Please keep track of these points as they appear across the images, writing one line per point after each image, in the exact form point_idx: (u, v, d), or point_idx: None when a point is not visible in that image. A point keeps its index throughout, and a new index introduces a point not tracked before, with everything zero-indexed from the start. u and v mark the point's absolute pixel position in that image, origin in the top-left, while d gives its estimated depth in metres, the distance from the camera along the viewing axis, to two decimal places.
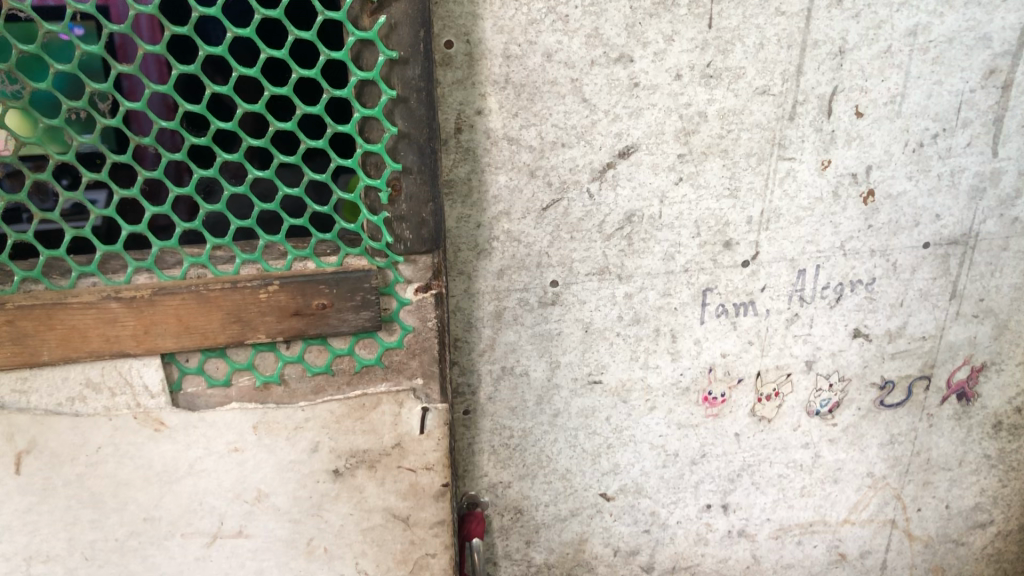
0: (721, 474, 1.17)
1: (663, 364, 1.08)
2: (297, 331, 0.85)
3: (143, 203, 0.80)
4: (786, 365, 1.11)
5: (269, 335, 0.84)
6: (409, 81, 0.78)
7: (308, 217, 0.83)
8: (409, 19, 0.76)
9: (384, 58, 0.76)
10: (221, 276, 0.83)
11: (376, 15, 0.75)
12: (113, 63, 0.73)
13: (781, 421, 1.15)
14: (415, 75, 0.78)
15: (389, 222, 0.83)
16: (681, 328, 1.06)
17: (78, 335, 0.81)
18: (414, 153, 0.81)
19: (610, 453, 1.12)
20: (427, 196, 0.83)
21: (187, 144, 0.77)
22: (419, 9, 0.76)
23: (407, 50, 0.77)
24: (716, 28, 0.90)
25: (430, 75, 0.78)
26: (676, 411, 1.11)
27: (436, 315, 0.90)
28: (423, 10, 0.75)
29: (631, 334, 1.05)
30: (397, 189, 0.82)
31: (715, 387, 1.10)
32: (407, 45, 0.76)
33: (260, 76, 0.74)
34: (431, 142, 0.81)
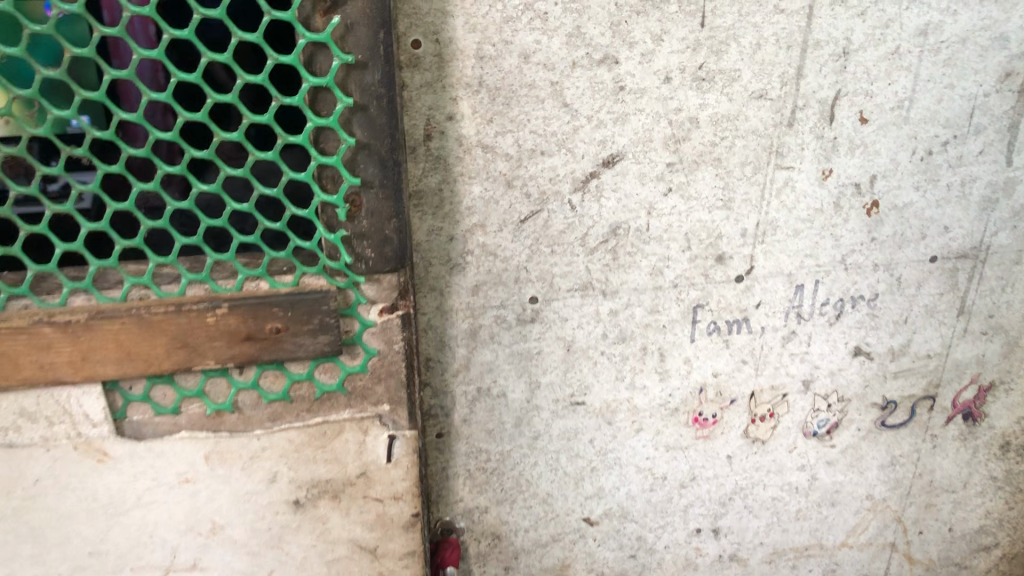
0: (712, 498, 1.11)
1: (651, 383, 1.01)
2: (250, 357, 0.78)
3: (79, 219, 0.73)
4: (781, 385, 1.04)
5: (220, 361, 0.78)
6: (368, 87, 0.70)
7: (260, 234, 0.76)
8: (367, 18, 0.68)
9: (338, 62, 0.68)
10: (166, 297, 0.76)
11: (329, 15, 0.67)
12: (38, 67, 0.65)
13: (776, 442, 1.08)
14: (375, 81, 0.71)
15: (349, 240, 0.76)
16: (670, 346, 0.99)
17: (9, 362, 0.74)
18: (376, 166, 0.74)
19: (594, 476, 1.06)
20: (391, 212, 0.76)
21: (125, 156, 0.70)
22: (378, 7, 0.68)
23: (366, 53, 0.69)
24: (709, 28, 0.83)
25: (393, 81, 0.71)
26: (664, 433, 1.05)
27: (403, 337, 0.83)
28: (382, 9, 0.68)
29: (617, 353, 0.98)
30: (357, 204, 0.75)
31: (706, 408, 1.04)
32: (365, 47, 0.69)
33: (201, 82, 0.66)
34: (393, 153, 0.73)
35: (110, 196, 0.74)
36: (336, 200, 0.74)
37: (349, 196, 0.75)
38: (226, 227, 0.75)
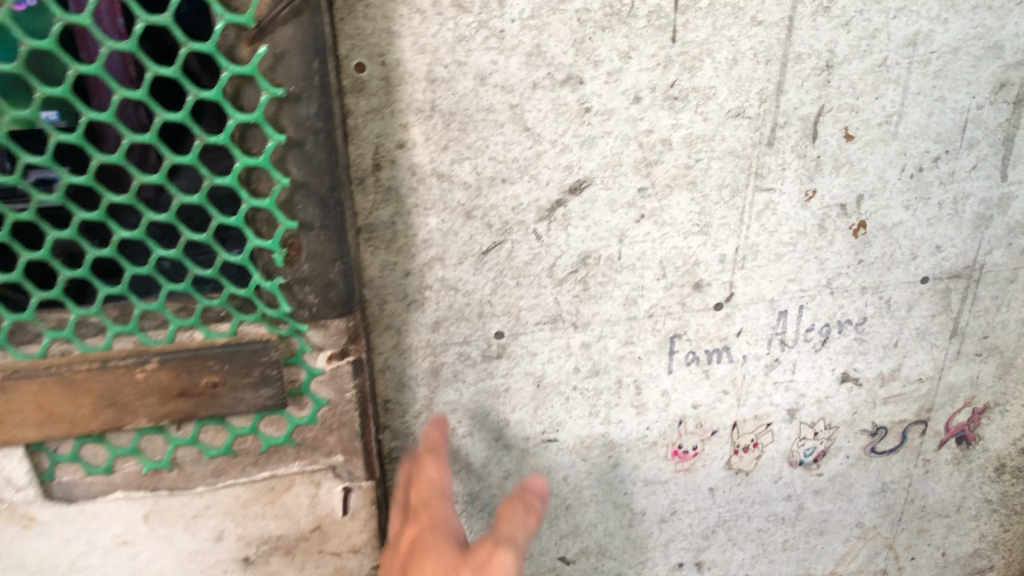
0: (694, 532, 1.05)
1: (627, 417, 0.95)
2: (185, 414, 0.71)
3: None
4: (765, 415, 0.98)
5: (152, 420, 0.71)
6: (303, 121, 0.64)
7: (191, 282, 0.69)
8: (298, 46, 0.61)
9: (268, 96, 0.62)
10: (90, 353, 0.69)
11: (255, 45, 0.60)
12: None
13: (760, 473, 1.03)
14: (311, 114, 0.64)
15: (289, 286, 0.70)
16: (646, 378, 0.93)
17: None
18: (315, 206, 0.67)
19: (569, 515, 0.99)
20: (334, 255, 0.69)
21: (33, 202, 0.63)
22: (311, 35, 0.61)
23: (298, 84, 0.62)
24: (681, 43, 0.76)
25: (331, 113, 0.64)
26: (643, 467, 0.99)
27: (355, 385, 0.77)
28: (315, 36, 0.61)
29: (590, 387, 0.92)
30: (296, 248, 0.68)
31: (686, 440, 0.98)
32: (297, 79, 0.62)
33: (113, 121, 0.60)
34: (334, 192, 0.67)
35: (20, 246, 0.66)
36: (272, 245, 0.67)
37: (287, 239, 0.68)
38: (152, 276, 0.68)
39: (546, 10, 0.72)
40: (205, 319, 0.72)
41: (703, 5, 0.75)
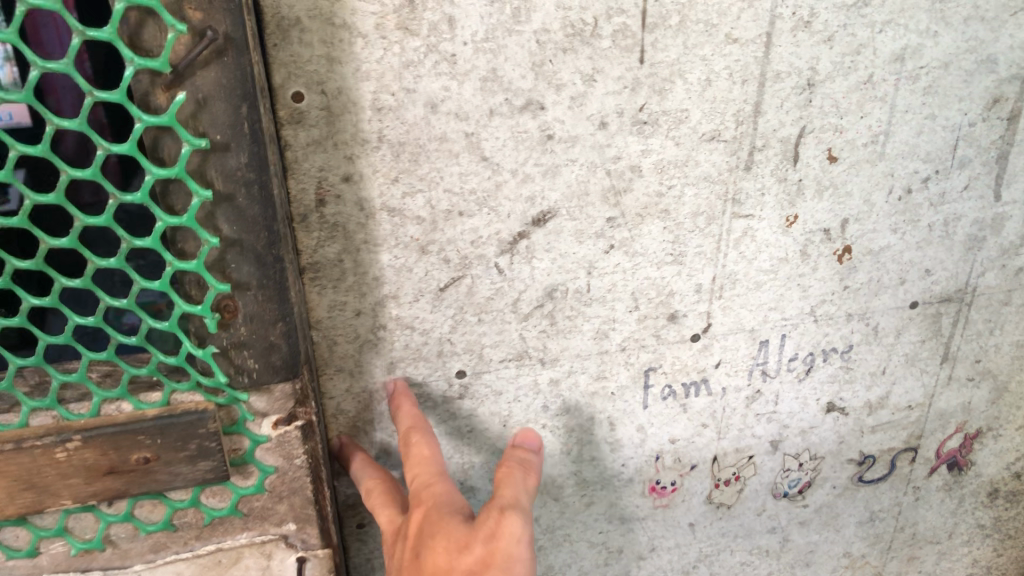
0: (674, 568, 1.00)
1: (601, 454, 0.89)
2: (115, 493, 0.65)
3: None
4: (746, 447, 0.93)
5: (78, 499, 0.65)
6: (233, 172, 0.58)
7: (113, 352, 0.62)
8: (223, 91, 0.55)
9: (190, 147, 0.56)
10: (4, 432, 0.63)
11: (173, 90, 0.54)
12: None
13: (742, 506, 0.98)
14: (241, 164, 0.58)
15: (225, 353, 0.64)
16: (621, 414, 0.88)
17: None
18: (251, 265, 0.61)
19: (542, 555, 0.94)
20: (274, 315, 0.63)
21: None
22: (238, 78, 0.55)
23: (226, 132, 0.57)
24: (650, 64, 0.70)
25: (264, 163, 0.58)
26: (619, 504, 0.93)
27: (306, 450, 0.72)
28: (243, 79, 0.55)
29: (561, 425, 0.86)
30: (232, 311, 0.63)
31: (664, 476, 0.93)
32: (224, 126, 0.56)
33: (11, 181, 0.53)
34: (271, 246, 0.61)
35: None
36: (202, 311, 0.61)
37: (220, 302, 0.62)
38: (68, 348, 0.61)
39: (501, 32, 0.66)
40: (133, 390, 0.66)
41: (672, 22, 0.69)
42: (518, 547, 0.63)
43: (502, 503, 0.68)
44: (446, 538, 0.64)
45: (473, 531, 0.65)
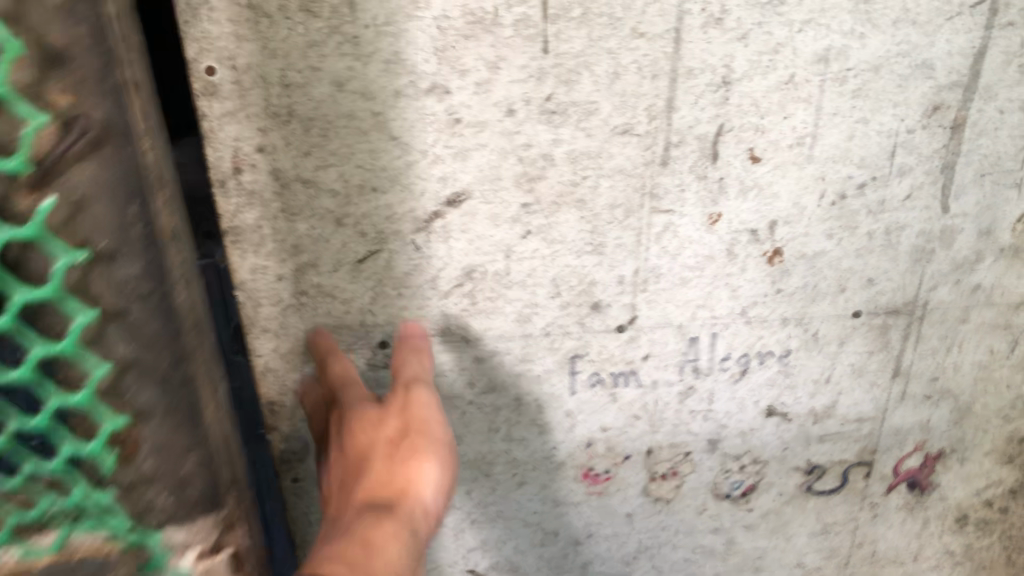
0: (613, 557, 1.01)
1: (531, 436, 0.91)
2: None
3: None
4: (682, 444, 0.93)
5: None
6: (124, 285, 0.46)
7: None
8: (104, 191, 0.44)
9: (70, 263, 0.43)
10: None
11: (41, 194, 0.41)
12: None
13: (682, 503, 0.98)
14: (130, 275, 0.47)
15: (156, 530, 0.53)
16: (549, 398, 0.89)
17: None
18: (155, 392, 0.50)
19: (476, 530, 0.97)
20: (185, 444, 0.53)
21: None
22: (117, 175, 0.45)
23: (111, 235, 0.45)
24: (555, 54, 0.72)
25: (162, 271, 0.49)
26: (553, 488, 0.95)
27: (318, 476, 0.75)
28: (118, 168, 0.45)
29: (487, 404, 0.89)
30: (134, 443, 0.49)
31: (597, 464, 0.94)
32: (111, 229, 0.45)
33: None
34: (176, 339, 0.51)
35: None
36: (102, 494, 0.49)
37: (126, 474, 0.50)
38: None
39: (401, 17, 0.69)
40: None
41: (574, 14, 0.70)
42: (426, 410, 0.74)
43: (406, 380, 0.78)
44: (367, 422, 0.74)
45: (387, 412, 0.75)
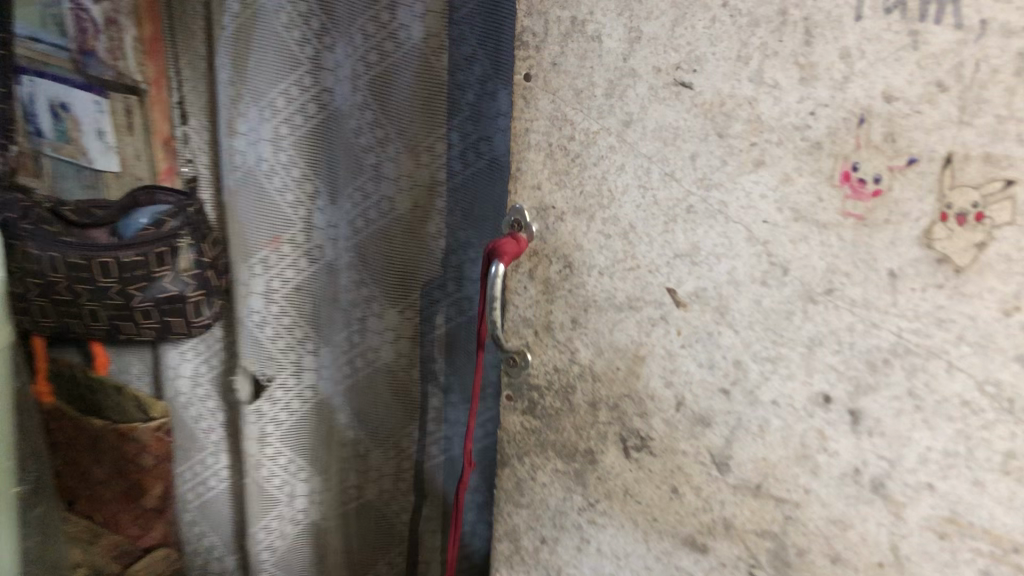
0: (854, 351, 0.68)
1: (785, 85, 0.67)
2: None
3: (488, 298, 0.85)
4: (1001, 161, 0.59)
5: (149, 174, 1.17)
6: (579, 298, 0.84)
7: (497, 326, 0.87)
8: (564, 264, 0.84)
9: (580, 267, 0.83)
10: (508, 333, 0.90)
11: (544, 292, 0.87)
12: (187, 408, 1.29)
13: (979, 280, 0.62)
14: (601, 309, 0.83)
15: (546, 389, 0.90)
16: (823, 20, 0.64)
17: None
18: (552, 348, 0.88)
19: (689, 223, 0.75)
20: (568, 396, 0.88)
21: (508, 325, 0.90)
22: (602, 268, 0.82)
23: (604, 298, 0.82)
24: None
25: (603, 324, 0.83)
26: (794, 185, 0.68)
27: (512, 411, 0.93)
28: (618, 307, 0.82)
29: (743, 13, 0.68)
30: (561, 380, 0.88)
31: (865, 158, 0.65)
32: (567, 309, 0.85)
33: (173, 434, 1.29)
34: (578, 359, 0.86)
35: (510, 324, 0.90)
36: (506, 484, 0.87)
37: (538, 363, 0.89)
38: (495, 324, 0.87)
39: None
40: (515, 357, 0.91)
41: None
42: None
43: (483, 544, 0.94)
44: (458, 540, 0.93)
45: None
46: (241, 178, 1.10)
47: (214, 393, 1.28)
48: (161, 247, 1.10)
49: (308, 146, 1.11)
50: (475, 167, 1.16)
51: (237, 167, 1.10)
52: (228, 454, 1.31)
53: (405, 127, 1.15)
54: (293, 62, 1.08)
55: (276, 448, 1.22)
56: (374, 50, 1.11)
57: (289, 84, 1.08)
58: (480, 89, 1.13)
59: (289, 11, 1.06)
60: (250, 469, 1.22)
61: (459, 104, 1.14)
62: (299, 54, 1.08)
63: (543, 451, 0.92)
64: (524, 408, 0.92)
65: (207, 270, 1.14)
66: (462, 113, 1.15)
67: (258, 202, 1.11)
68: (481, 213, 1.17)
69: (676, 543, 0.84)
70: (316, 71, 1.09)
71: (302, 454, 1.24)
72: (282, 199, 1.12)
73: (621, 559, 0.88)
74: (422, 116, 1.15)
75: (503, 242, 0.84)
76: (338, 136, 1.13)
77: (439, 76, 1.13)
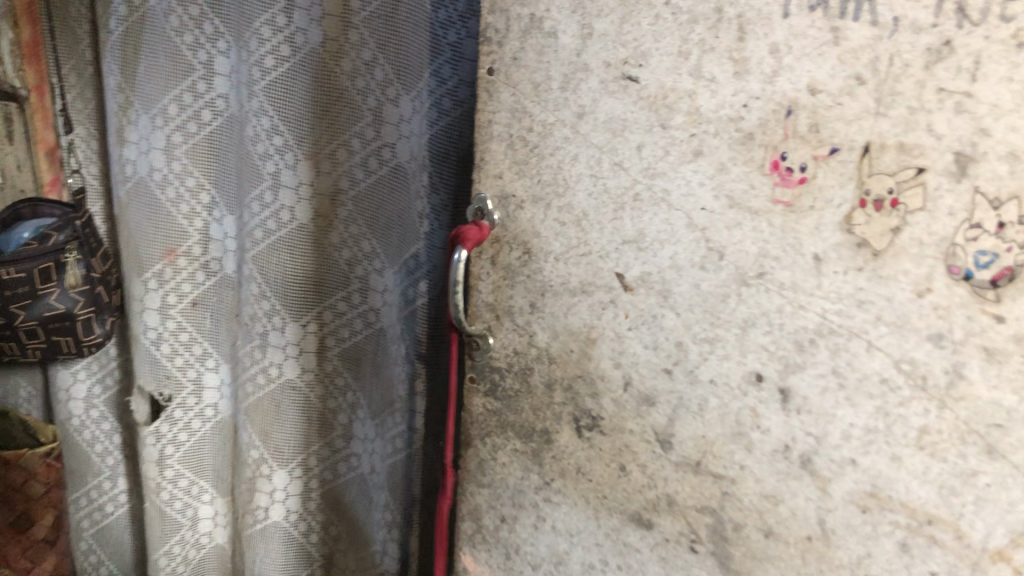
0: (784, 331, 0.72)
1: (721, 79, 0.71)
2: None
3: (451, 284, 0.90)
4: (913, 150, 0.63)
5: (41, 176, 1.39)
6: (537, 282, 0.88)
7: (460, 310, 0.91)
8: (523, 250, 0.88)
9: (537, 253, 0.87)
10: (472, 318, 0.94)
11: (504, 278, 0.91)
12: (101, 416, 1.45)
13: (895, 263, 0.66)
14: (557, 294, 0.87)
15: (506, 371, 0.94)
16: (755, 17, 0.69)
17: None
18: (511, 331, 0.92)
19: (636, 211, 0.79)
20: (527, 378, 0.92)
21: (472, 310, 0.94)
22: (556, 254, 0.86)
23: (559, 284, 0.86)
24: None
25: (558, 308, 0.87)
26: (730, 174, 0.72)
27: (475, 393, 0.97)
28: (572, 292, 0.86)
29: (684, 11, 0.72)
30: (521, 363, 0.92)
31: (792, 147, 0.69)
32: (526, 294, 0.89)
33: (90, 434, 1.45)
34: (536, 342, 0.90)
35: (473, 309, 0.94)
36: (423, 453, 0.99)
37: (499, 346, 0.93)
38: (458, 309, 0.91)
39: None
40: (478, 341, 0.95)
41: None
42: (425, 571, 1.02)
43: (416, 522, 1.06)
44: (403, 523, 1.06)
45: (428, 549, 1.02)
46: (135, 184, 1.23)
47: (110, 414, 1.47)
48: (42, 262, 1.25)
49: (206, 148, 1.22)
50: (379, 175, 1.14)
51: (129, 176, 1.24)
52: (126, 479, 1.50)
53: (303, 134, 1.13)
54: (185, 68, 1.17)
55: (175, 470, 1.33)
56: (270, 55, 1.10)
57: (180, 90, 1.18)
58: (382, 94, 1.11)
59: (180, 14, 1.15)
60: (153, 492, 1.34)
61: (359, 110, 1.11)
62: (191, 59, 1.17)
63: (502, 432, 0.95)
64: (487, 390, 0.96)
65: (97, 286, 1.31)
66: (364, 118, 1.12)
67: (149, 207, 1.23)
68: (389, 220, 1.16)
69: (623, 520, 0.87)
70: (207, 76, 1.18)
71: (203, 476, 1.36)
72: (175, 209, 1.23)
73: (573, 536, 0.92)
74: (322, 125, 1.13)
75: (466, 231, 0.88)
76: (230, 140, 1.21)
77: (338, 81, 1.10)
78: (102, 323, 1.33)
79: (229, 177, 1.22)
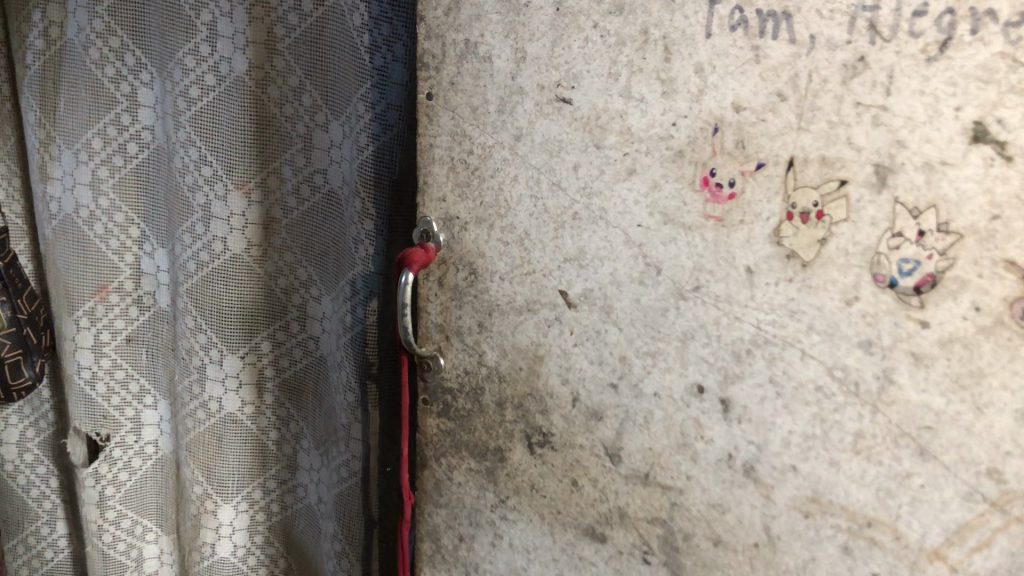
0: (722, 343, 0.74)
1: (650, 98, 0.73)
2: None
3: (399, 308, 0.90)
4: (835, 163, 0.65)
5: None
6: (483, 303, 0.89)
7: (409, 333, 0.92)
8: (469, 271, 0.89)
9: (483, 274, 0.88)
10: (422, 339, 0.95)
11: (452, 299, 0.92)
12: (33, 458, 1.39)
13: (823, 272, 0.67)
14: (503, 313, 0.88)
15: (458, 391, 0.94)
16: (679, 38, 0.70)
17: None
18: (460, 352, 0.93)
19: (575, 229, 0.80)
20: (478, 397, 0.93)
21: (422, 333, 0.95)
22: (501, 275, 0.87)
23: (505, 303, 0.87)
24: None
25: (505, 327, 0.88)
26: (663, 191, 0.74)
27: (428, 413, 0.98)
28: (518, 311, 0.86)
29: (612, 33, 0.74)
30: (471, 382, 0.93)
31: (721, 163, 0.70)
32: (473, 314, 0.90)
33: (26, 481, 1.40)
34: (485, 360, 0.91)
35: (422, 332, 0.95)
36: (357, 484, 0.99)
37: (450, 367, 0.94)
38: (407, 332, 0.91)
39: None
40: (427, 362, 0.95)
41: None
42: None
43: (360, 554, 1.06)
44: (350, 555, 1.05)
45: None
46: (62, 221, 1.22)
47: (45, 457, 1.41)
48: None
49: (134, 182, 1.21)
50: (312, 202, 1.14)
51: (55, 213, 1.22)
52: (64, 521, 1.44)
53: (233, 163, 1.14)
54: (108, 101, 1.17)
55: (117, 512, 1.32)
56: (195, 85, 1.11)
57: (104, 123, 1.17)
58: (310, 121, 1.12)
59: (100, 46, 1.14)
60: (94, 536, 1.32)
61: (289, 137, 1.13)
62: (114, 92, 1.16)
63: (457, 452, 0.96)
64: (439, 411, 0.97)
65: (25, 327, 1.26)
66: (293, 145, 1.13)
67: (79, 244, 1.22)
68: (323, 247, 1.16)
69: (578, 534, 0.88)
70: (132, 108, 1.17)
71: (146, 515, 1.36)
72: (105, 244, 1.22)
73: (530, 552, 0.92)
74: (253, 153, 1.14)
75: (411, 255, 0.89)
76: (157, 172, 1.21)
77: (267, 109, 1.12)
78: (31, 364, 1.28)
79: (158, 210, 1.22)
